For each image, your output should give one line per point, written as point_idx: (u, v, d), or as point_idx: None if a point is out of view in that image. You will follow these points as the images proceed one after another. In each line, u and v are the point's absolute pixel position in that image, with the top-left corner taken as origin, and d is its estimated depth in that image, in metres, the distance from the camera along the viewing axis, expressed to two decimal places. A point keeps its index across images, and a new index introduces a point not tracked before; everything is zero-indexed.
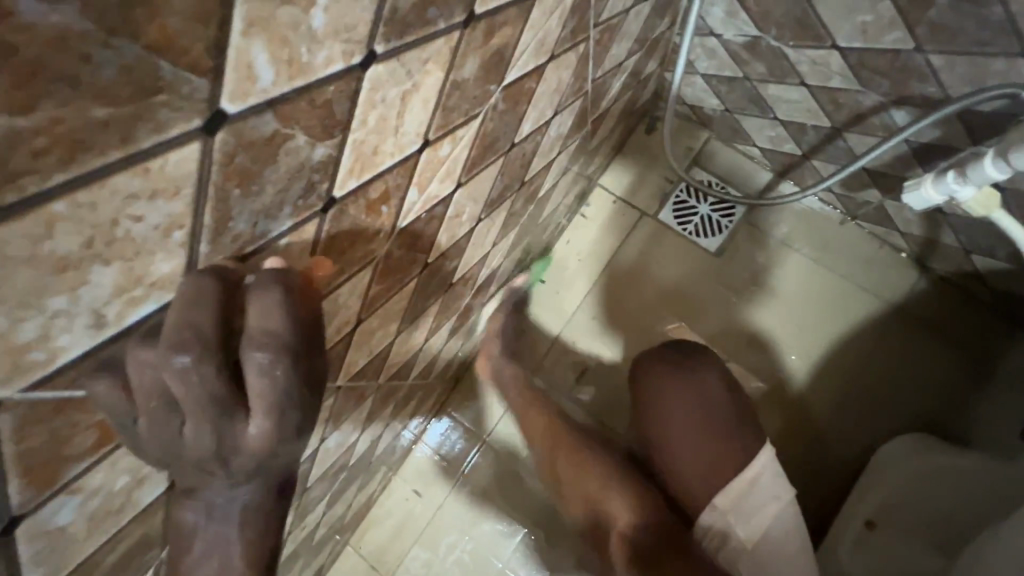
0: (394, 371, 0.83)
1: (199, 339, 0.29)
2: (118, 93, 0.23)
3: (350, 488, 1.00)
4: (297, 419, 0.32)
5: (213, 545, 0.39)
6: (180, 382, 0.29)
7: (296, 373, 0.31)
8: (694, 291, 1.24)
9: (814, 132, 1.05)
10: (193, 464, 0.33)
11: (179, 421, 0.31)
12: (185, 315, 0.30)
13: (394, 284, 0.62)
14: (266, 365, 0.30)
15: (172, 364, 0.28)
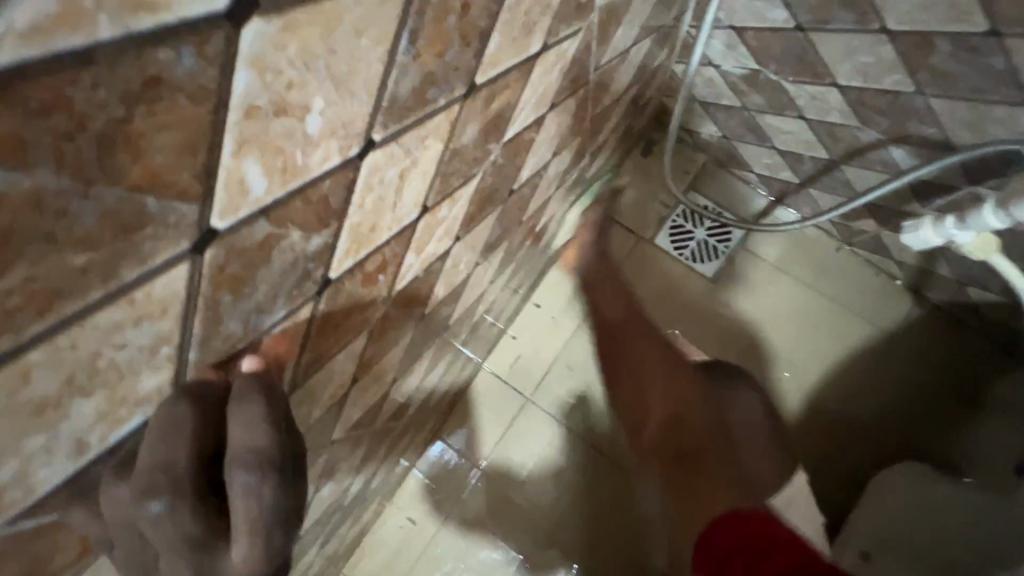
0: (389, 412, 0.81)
1: (172, 478, 0.29)
2: (99, 237, 0.22)
3: (344, 524, 0.98)
4: (284, 538, 0.31)
5: None
6: (157, 524, 0.28)
7: (283, 487, 0.31)
8: (691, 307, 1.24)
9: (812, 162, 1.04)
10: None
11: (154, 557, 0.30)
12: (158, 453, 0.29)
13: (390, 338, 0.60)
14: (252, 484, 0.30)
15: (145, 511, 0.28)
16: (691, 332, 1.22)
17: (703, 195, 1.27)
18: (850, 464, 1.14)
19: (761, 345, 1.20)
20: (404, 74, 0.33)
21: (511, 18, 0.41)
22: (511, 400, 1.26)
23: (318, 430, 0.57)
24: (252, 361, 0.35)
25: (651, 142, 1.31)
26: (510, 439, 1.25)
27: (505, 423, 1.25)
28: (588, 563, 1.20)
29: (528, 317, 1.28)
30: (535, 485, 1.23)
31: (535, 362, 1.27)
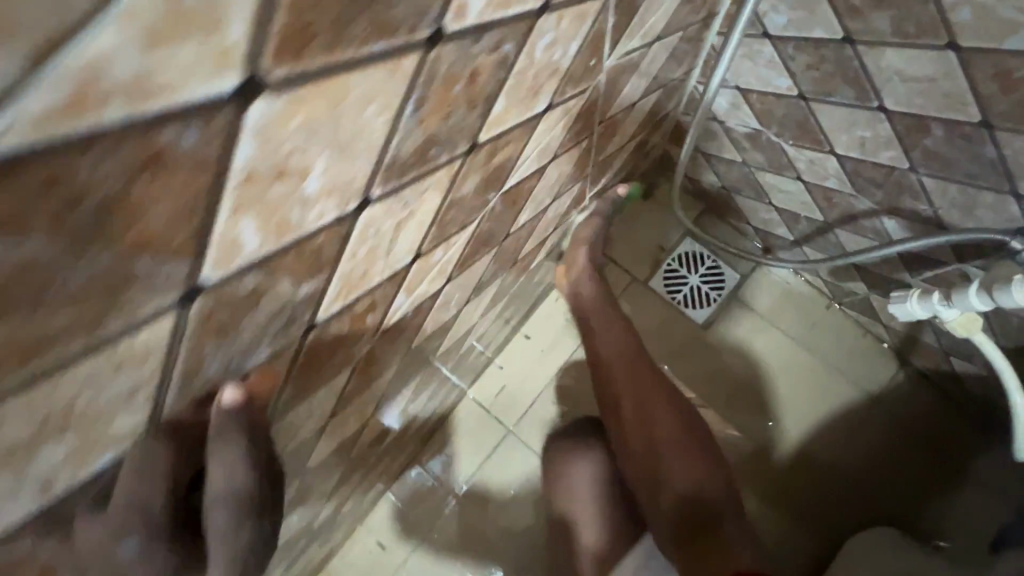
0: (367, 441, 0.80)
1: (145, 518, 0.31)
2: (84, 295, 0.22)
3: (314, 545, 0.97)
4: (256, 554, 0.35)
5: None
6: (138, 553, 0.31)
7: (253, 518, 0.34)
8: (679, 344, 1.24)
9: (807, 223, 1.06)
10: None
11: None
12: (131, 486, 0.31)
13: (375, 372, 0.60)
14: (229, 526, 0.33)
15: (119, 548, 0.31)
16: (680, 377, 1.22)
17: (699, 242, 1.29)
18: (830, 533, 1.13)
19: (748, 398, 1.20)
20: (407, 135, 0.34)
21: (519, 82, 0.43)
22: (493, 430, 1.25)
23: (293, 460, 0.57)
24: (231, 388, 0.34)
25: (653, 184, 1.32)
26: (485, 472, 1.23)
27: (483, 454, 1.24)
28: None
29: (515, 349, 1.28)
30: (507, 529, 1.21)
31: (520, 395, 1.26)
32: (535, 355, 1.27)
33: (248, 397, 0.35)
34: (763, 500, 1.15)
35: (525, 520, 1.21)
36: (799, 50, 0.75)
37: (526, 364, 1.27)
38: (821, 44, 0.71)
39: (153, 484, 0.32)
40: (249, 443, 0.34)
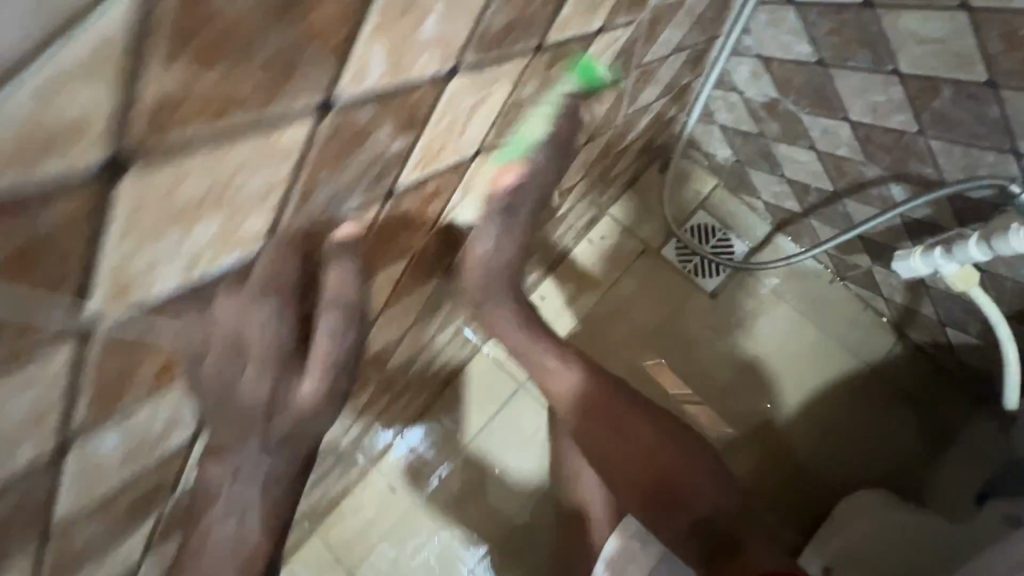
0: (397, 359, 0.85)
1: (277, 289, 0.43)
2: (264, 69, 0.28)
3: (337, 471, 1.02)
4: (349, 365, 0.55)
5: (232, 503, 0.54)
6: (264, 327, 0.44)
7: (353, 328, 0.51)
8: (682, 319, 1.30)
9: (816, 194, 1.12)
10: (245, 404, 0.48)
11: (241, 365, 0.45)
12: (267, 268, 0.40)
13: (421, 275, 0.66)
14: (338, 330, 0.50)
15: (257, 314, 0.43)
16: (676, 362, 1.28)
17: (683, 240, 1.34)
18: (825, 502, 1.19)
19: (745, 380, 1.26)
20: (498, 11, 0.39)
21: None
22: (492, 398, 1.28)
23: None
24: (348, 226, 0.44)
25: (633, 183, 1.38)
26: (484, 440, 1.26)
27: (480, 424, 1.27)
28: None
29: (529, 308, 1.31)
30: (497, 515, 1.23)
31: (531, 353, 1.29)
32: (548, 316, 1.30)
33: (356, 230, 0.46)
34: (759, 473, 1.21)
35: (517, 512, 1.23)
36: (822, 16, 0.80)
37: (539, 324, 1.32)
38: (842, 9, 0.77)
39: (280, 272, 0.41)
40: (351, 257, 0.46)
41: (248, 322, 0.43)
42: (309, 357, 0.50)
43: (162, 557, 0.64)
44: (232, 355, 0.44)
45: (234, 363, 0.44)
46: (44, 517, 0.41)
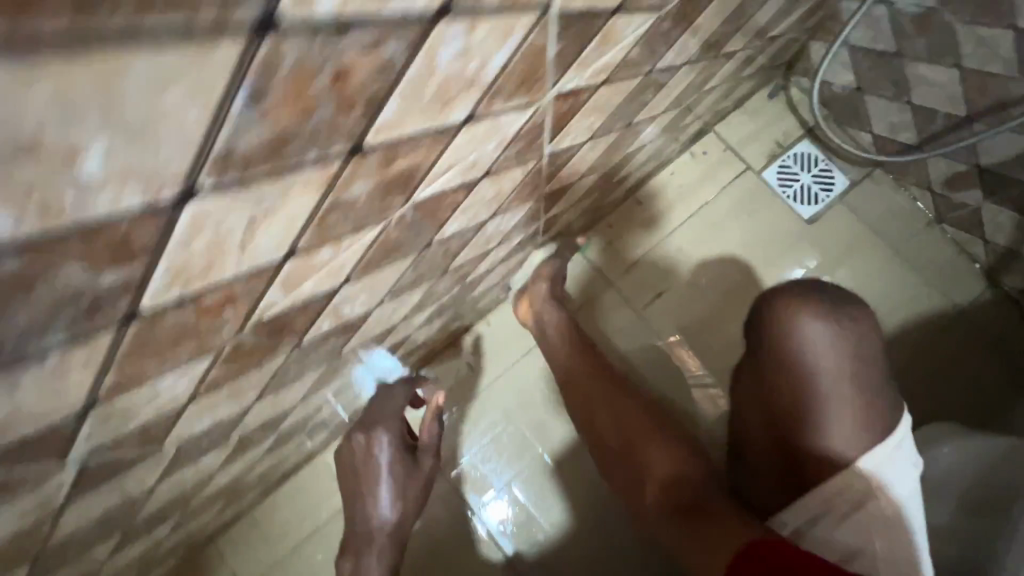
0: (555, 189, 0.84)
1: (374, 493, 1.00)
2: None
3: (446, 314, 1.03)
4: (417, 489, 1.05)
5: (371, 495, 1.00)
6: (355, 467, 1.02)
7: (408, 516, 1.04)
8: (763, 252, 1.31)
9: (943, 120, 1.12)
10: (368, 505, 1.01)
11: (366, 492, 1.00)
12: (356, 484, 1.02)
13: (637, 67, 0.64)
14: (391, 525, 1.01)
15: (366, 507, 1.01)
16: (693, 344, 1.29)
17: (692, 243, 1.33)
18: None
19: None
20: None
21: None
22: (514, 349, 1.28)
23: (563, 118, 0.61)
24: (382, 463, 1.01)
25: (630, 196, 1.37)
26: (489, 396, 1.26)
27: (490, 378, 1.27)
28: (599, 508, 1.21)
29: (627, 209, 1.35)
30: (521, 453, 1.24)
31: (626, 251, 1.34)
32: (647, 217, 1.35)
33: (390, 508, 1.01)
34: None
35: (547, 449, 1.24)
36: None
37: (634, 227, 1.35)
38: None
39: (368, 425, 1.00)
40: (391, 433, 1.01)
41: (358, 479, 1.01)
42: (405, 473, 1.03)
43: (351, 311, 0.64)
44: (358, 497, 1.01)
45: (362, 500, 1.01)
46: (359, 135, 0.37)
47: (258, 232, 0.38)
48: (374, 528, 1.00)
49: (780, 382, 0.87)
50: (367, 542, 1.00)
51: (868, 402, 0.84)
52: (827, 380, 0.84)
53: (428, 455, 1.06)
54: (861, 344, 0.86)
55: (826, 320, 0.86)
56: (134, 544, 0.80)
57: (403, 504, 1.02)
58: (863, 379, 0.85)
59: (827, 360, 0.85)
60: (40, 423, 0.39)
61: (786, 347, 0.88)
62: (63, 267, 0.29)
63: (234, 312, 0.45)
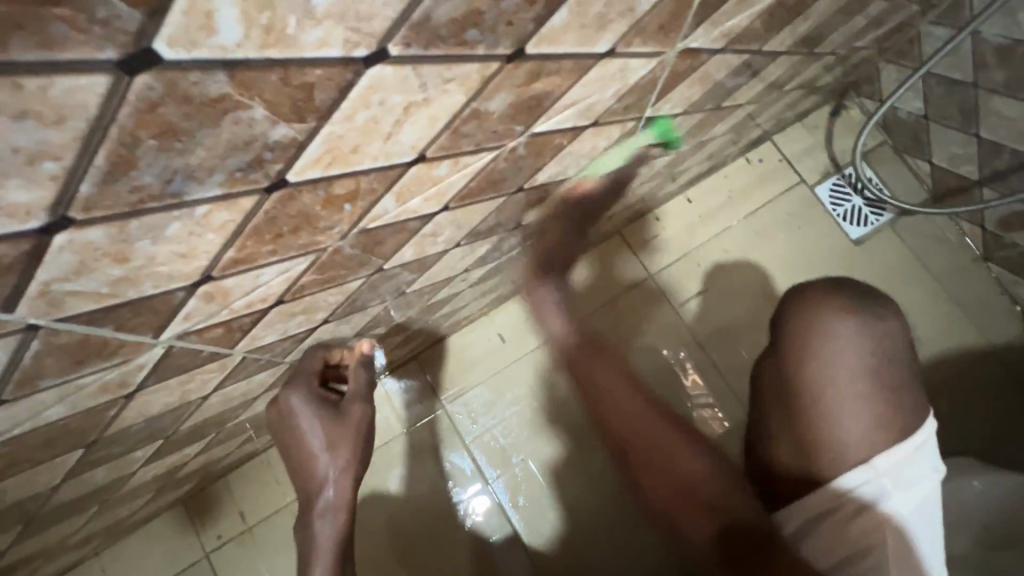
0: (634, 161, 0.84)
1: (301, 449, 0.74)
2: None
3: (492, 279, 1.03)
4: (363, 439, 0.76)
5: (306, 449, 0.74)
6: (274, 422, 0.77)
7: (355, 477, 0.75)
8: (806, 267, 1.31)
9: (1010, 157, 1.11)
10: (303, 463, 0.75)
11: (295, 448, 0.75)
12: (281, 442, 0.77)
13: (751, 41, 0.64)
14: (331, 493, 0.74)
15: (297, 469, 0.76)
16: (708, 357, 1.29)
17: (722, 256, 1.33)
18: None
19: None
20: None
21: None
22: (536, 335, 1.27)
23: (675, 79, 0.61)
24: (301, 419, 0.74)
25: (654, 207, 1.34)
26: (515, 372, 1.25)
27: (519, 354, 1.26)
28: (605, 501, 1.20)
29: (677, 207, 1.34)
30: (531, 438, 1.23)
31: (671, 248, 1.33)
32: (696, 216, 1.34)
33: (326, 469, 0.74)
34: None
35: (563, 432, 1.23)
36: None
37: (681, 225, 1.34)
38: None
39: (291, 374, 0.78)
40: (310, 380, 0.76)
41: (284, 433, 0.76)
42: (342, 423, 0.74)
43: (432, 245, 0.64)
44: (289, 452, 0.76)
45: (294, 457, 0.76)
46: (519, 40, 0.37)
47: (406, 121, 0.38)
48: (314, 501, 0.74)
49: (796, 372, 0.81)
50: (310, 514, 0.74)
51: (889, 402, 0.78)
52: (846, 372, 0.78)
53: (358, 399, 0.76)
54: (885, 343, 0.80)
55: (850, 314, 0.81)
56: (164, 458, 0.79)
57: (341, 459, 0.74)
58: (885, 378, 0.79)
59: (849, 351, 0.79)
60: (160, 286, 0.38)
61: (803, 342, 0.82)
62: (251, 106, 0.28)
63: (351, 211, 0.44)
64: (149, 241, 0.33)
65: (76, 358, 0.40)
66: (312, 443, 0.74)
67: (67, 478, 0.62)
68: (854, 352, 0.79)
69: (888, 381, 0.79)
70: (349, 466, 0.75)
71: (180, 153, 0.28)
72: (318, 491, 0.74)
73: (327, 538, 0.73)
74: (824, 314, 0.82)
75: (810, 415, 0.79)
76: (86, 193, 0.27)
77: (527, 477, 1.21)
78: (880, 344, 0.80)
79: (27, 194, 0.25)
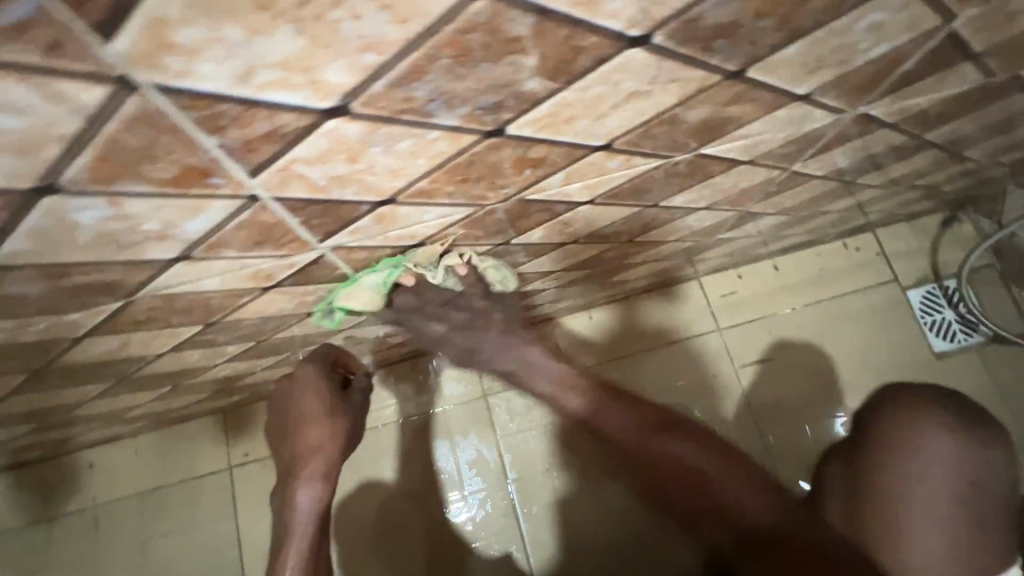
0: (754, 212, 0.84)
1: (301, 416, 0.78)
2: None
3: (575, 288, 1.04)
4: (357, 423, 0.83)
5: (304, 418, 0.78)
6: (278, 387, 0.80)
7: (343, 456, 0.80)
8: (879, 365, 1.27)
9: None
10: (298, 430, 0.78)
11: (291, 416, 0.78)
12: (276, 409, 0.80)
13: (916, 126, 0.65)
14: (321, 462, 0.78)
15: (288, 436, 0.79)
16: (754, 425, 1.25)
17: (795, 330, 1.30)
18: None
19: None
20: None
21: None
22: (590, 355, 1.27)
23: (835, 142, 0.62)
24: (309, 389, 0.78)
25: (738, 266, 1.33)
26: None
27: None
28: (614, 541, 1.19)
29: (762, 270, 1.33)
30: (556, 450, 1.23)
31: (746, 308, 1.32)
32: (781, 284, 1.33)
33: (323, 440, 0.78)
34: None
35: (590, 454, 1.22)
36: None
37: (761, 289, 1.33)
38: None
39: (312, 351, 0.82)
40: (323, 360, 0.80)
41: (282, 401, 0.79)
42: (346, 404, 0.81)
43: (560, 233, 0.66)
44: (282, 419, 0.79)
45: (287, 424, 0.79)
46: (746, 61, 0.39)
47: (620, 107, 0.40)
48: (301, 469, 0.77)
49: (887, 480, 0.74)
50: (292, 481, 0.77)
51: (969, 527, 0.72)
52: (940, 495, 0.71)
53: (359, 393, 0.83)
54: (984, 474, 0.73)
55: (953, 434, 0.73)
56: (239, 362, 0.84)
57: (335, 434, 0.78)
58: (977, 511, 0.72)
59: (948, 475, 0.72)
60: (358, 195, 0.42)
61: (899, 452, 0.74)
62: (529, 53, 0.31)
63: (527, 176, 0.47)
64: (381, 149, 0.37)
65: (259, 239, 0.44)
66: (311, 414, 0.78)
67: (172, 350, 0.66)
68: (953, 476, 0.72)
69: (978, 516, 0.72)
70: (340, 444, 0.79)
71: (457, 78, 0.31)
72: (309, 461, 0.77)
73: (309, 503, 0.76)
74: (925, 425, 0.74)
75: (876, 515, 0.74)
76: (375, 91, 0.31)
77: (542, 487, 1.21)
78: (982, 473, 0.73)
79: (341, 76, 0.29)
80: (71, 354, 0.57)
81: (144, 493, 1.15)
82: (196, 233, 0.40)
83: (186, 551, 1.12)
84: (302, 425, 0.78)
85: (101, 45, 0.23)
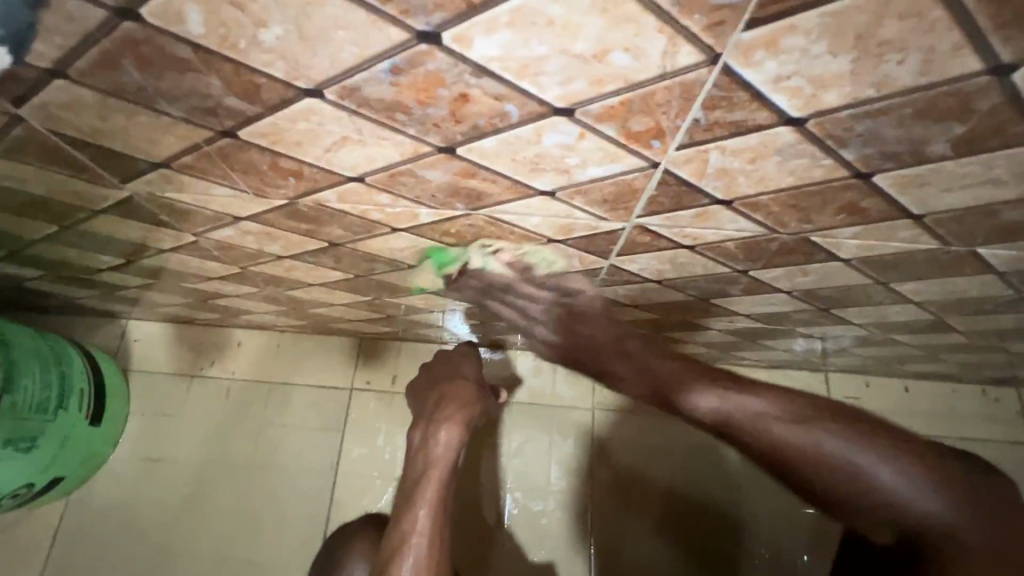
0: (948, 326, 0.87)
1: (455, 373, 0.85)
2: None
3: (726, 340, 1.08)
4: (490, 405, 0.86)
5: (458, 378, 0.84)
6: (444, 352, 0.90)
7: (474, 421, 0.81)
8: None
9: None
10: (448, 384, 0.83)
11: (446, 373, 0.85)
12: (433, 369, 0.88)
13: None
14: (459, 416, 0.79)
15: (437, 386, 0.83)
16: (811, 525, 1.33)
17: None
18: None
19: None
20: None
21: None
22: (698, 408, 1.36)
23: None
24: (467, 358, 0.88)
25: (870, 376, 1.32)
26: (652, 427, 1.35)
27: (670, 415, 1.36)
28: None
29: (890, 387, 1.33)
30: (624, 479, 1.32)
31: None
32: (906, 406, 1.32)
33: (464, 397, 0.81)
34: None
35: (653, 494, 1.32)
36: None
37: (885, 405, 1.32)
38: None
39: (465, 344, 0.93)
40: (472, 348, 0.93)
41: (444, 362, 0.88)
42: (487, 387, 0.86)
43: (788, 280, 0.72)
44: (436, 376, 0.86)
45: (441, 377, 0.85)
46: None
47: (968, 187, 0.47)
48: (441, 412, 0.79)
49: None
50: (430, 422, 0.79)
51: None
52: None
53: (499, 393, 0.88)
54: None
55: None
56: (436, 296, 0.94)
57: (475, 400, 0.81)
58: None
59: None
60: (715, 189, 0.50)
61: None
62: (965, 124, 0.38)
63: (835, 219, 0.54)
64: (775, 157, 0.45)
65: (608, 198, 0.53)
66: (464, 375, 0.85)
67: (422, 265, 0.77)
68: None
69: None
70: (477, 407, 0.81)
71: (897, 126, 0.39)
72: (451, 410, 0.79)
73: (440, 449, 0.76)
74: None
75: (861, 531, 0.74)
76: (836, 116, 0.39)
77: (602, 517, 1.29)
78: None
79: (833, 99, 0.37)
80: (372, 240, 0.68)
81: (273, 383, 1.28)
82: (585, 179, 0.50)
83: (298, 446, 1.24)
84: (454, 379, 0.84)
85: (739, 33, 0.32)
